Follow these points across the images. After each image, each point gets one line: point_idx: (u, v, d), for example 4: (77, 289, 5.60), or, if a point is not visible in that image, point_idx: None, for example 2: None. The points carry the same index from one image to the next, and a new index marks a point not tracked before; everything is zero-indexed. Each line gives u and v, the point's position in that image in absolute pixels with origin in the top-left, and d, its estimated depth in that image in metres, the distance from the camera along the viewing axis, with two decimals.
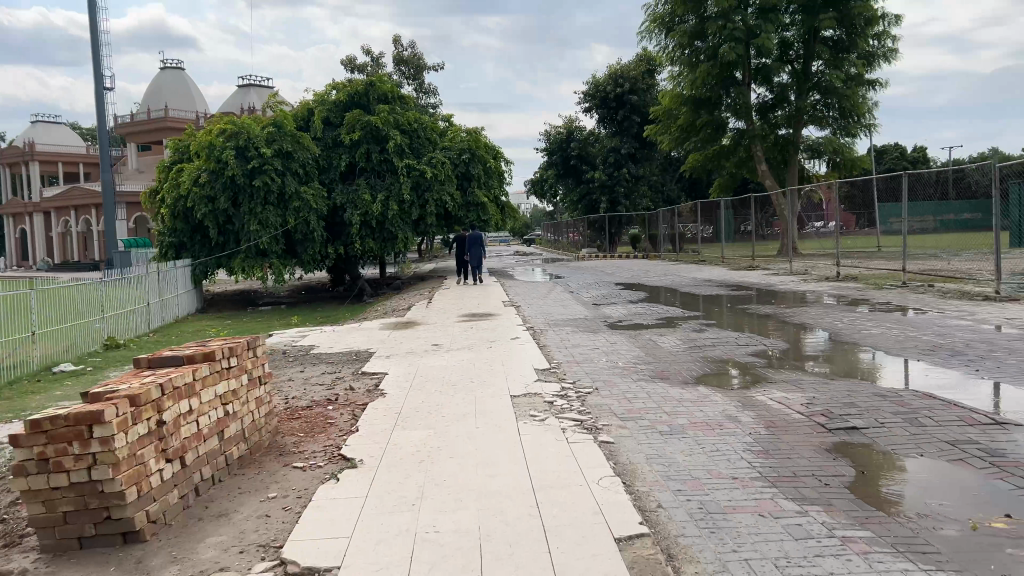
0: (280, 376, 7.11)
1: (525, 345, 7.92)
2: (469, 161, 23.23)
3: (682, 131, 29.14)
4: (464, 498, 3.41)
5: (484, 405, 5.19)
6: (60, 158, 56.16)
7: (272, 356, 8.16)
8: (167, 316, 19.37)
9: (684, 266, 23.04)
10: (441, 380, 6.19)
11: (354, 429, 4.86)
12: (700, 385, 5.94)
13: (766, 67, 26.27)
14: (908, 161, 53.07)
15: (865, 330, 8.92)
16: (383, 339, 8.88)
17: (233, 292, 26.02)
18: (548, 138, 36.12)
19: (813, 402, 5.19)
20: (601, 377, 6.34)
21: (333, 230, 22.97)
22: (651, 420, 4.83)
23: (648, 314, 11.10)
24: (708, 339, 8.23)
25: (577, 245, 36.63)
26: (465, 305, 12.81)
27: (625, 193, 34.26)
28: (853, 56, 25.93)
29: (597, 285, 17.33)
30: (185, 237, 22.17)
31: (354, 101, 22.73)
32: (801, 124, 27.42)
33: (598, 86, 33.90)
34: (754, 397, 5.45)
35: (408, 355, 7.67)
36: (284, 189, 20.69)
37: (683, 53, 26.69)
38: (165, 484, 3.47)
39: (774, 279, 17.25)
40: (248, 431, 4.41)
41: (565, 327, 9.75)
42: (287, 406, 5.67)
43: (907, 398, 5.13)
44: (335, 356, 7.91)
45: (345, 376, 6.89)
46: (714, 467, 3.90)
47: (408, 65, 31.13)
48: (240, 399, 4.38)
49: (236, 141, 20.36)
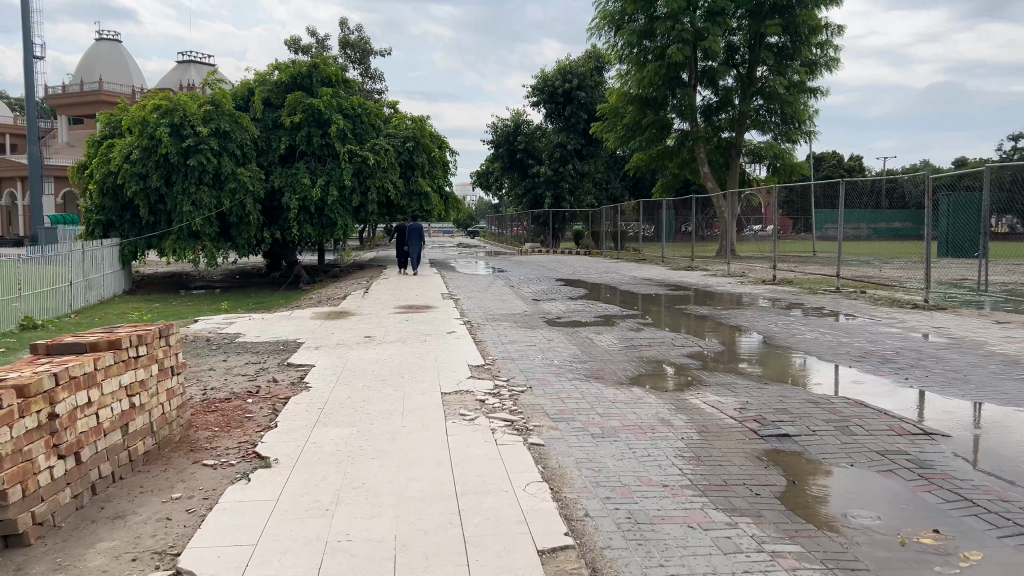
0: (201, 365, 6.79)
1: (459, 340, 7.74)
2: (413, 149, 22.89)
3: (628, 129, 29.26)
4: (382, 503, 3.23)
5: (412, 402, 5.00)
6: None
7: (196, 343, 7.80)
8: (91, 297, 18.57)
9: (625, 264, 23.10)
10: (370, 374, 5.98)
11: (273, 425, 4.62)
12: (634, 386, 5.84)
13: (712, 69, 26.55)
14: (845, 169, 54.44)
15: (799, 334, 9.00)
16: (314, 329, 8.59)
17: (164, 274, 25.16)
18: (494, 130, 35.90)
19: (747, 406, 5.13)
20: (536, 375, 6.20)
21: (270, 214, 22.38)
22: (583, 421, 4.71)
23: (587, 311, 11.02)
24: (645, 339, 8.16)
25: (520, 239, 36.56)
26: (401, 296, 12.55)
27: (570, 189, 34.31)
28: (796, 64, 26.38)
29: (537, 281, 17.24)
30: (114, 215, 21.31)
31: (297, 83, 22.18)
32: (744, 128, 27.80)
33: (547, 81, 33.82)
34: (688, 399, 5.38)
35: (337, 347, 7.42)
36: (220, 170, 20.06)
37: (632, 52, 26.78)
38: (56, 483, 3.19)
39: (712, 280, 17.41)
40: (156, 425, 4.14)
41: (502, 322, 9.60)
42: (204, 398, 5.38)
43: (839, 405, 5.12)
44: (261, 346, 7.60)
45: (269, 367, 6.61)
46: (644, 473, 3.79)
47: (354, 49, 30.56)
48: (150, 390, 4.11)
49: (171, 118, 19.67)
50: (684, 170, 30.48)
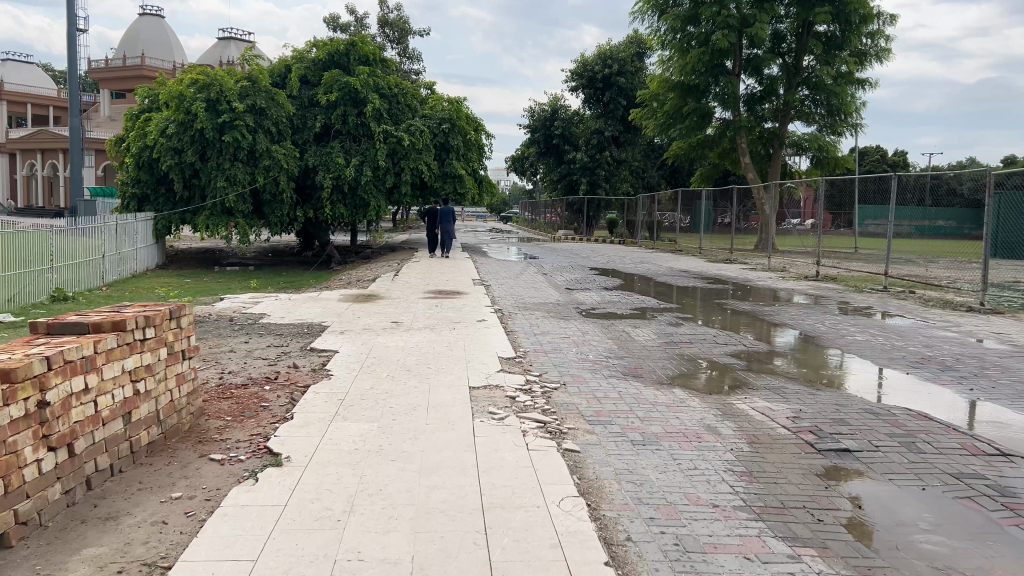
0: (220, 346, 6.54)
1: (490, 329, 7.39)
2: (448, 131, 22.51)
3: (668, 117, 28.61)
4: (400, 516, 2.90)
5: (437, 397, 4.67)
6: (28, 99, 54.26)
7: (218, 323, 7.54)
8: (123, 271, 18.53)
9: (661, 255, 22.58)
10: (394, 363, 5.65)
11: (288, 417, 4.31)
12: (676, 387, 5.45)
13: (758, 57, 25.82)
14: (888, 165, 53.13)
15: (848, 335, 8.52)
16: (340, 312, 8.29)
17: (197, 250, 25.12)
18: (531, 115, 35.38)
19: (799, 416, 4.73)
20: (570, 370, 5.83)
21: (304, 193, 22.21)
22: (622, 426, 4.35)
23: (622, 303, 10.60)
24: (685, 335, 7.74)
25: (555, 226, 36.13)
26: (431, 281, 12.23)
27: (606, 176, 33.74)
28: (845, 54, 25.52)
29: (571, 269, 16.85)
30: (149, 189, 21.27)
31: (334, 60, 21.89)
32: (787, 118, 27.05)
33: (586, 66, 33.20)
34: (736, 405, 4.99)
35: (363, 332, 7.11)
36: (255, 146, 19.90)
37: (675, 37, 26.13)
38: (44, 478, 2.90)
39: (752, 274, 16.87)
40: (163, 413, 3.85)
41: (535, 312, 9.24)
42: (219, 383, 5.09)
43: (902, 418, 4.70)
44: (285, 328, 7.32)
45: (291, 351, 6.32)
46: (692, 489, 3.43)
47: (393, 28, 30.23)
48: (157, 376, 3.81)
49: (208, 93, 19.55)
50: (724, 160, 29.78)
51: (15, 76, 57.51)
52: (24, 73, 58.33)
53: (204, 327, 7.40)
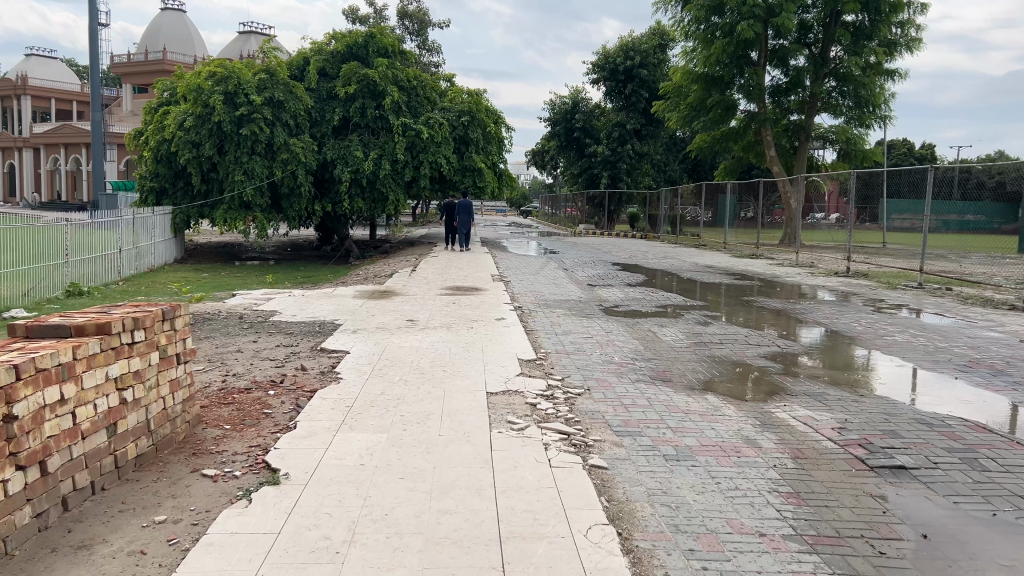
0: (227, 347, 6.24)
1: (510, 328, 7.04)
2: (467, 124, 22.13)
3: (691, 109, 28.08)
4: (407, 548, 2.56)
5: (452, 404, 4.34)
6: (52, 94, 54.57)
7: (227, 322, 7.25)
8: (141, 266, 18.34)
9: (684, 250, 22.13)
10: (408, 365, 5.32)
11: (292, 426, 4.00)
12: (710, 394, 5.08)
13: (783, 48, 25.26)
14: (915, 158, 52.09)
15: (887, 335, 8.09)
16: (354, 310, 7.97)
17: (216, 244, 24.99)
18: (552, 108, 34.93)
19: (846, 427, 4.35)
20: (594, 374, 5.47)
21: (322, 187, 21.96)
22: (653, 438, 3.99)
23: (646, 300, 10.22)
24: (715, 336, 7.35)
25: (575, 221, 35.70)
26: (449, 276, 11.91)
27: (628, 169, 33.24)
28: (874, 44, 24.87)
29: (593, 264, 16.46)
30: (168, 183, 21.11)
31: (352, 53, 21.59)
32: (814, 110, 26.47)
33: (608, 58, 32.72)
34: (775, 416, 4.62)
35: (377, 331, 6.79)
36: (273, 139, 19.67)
37: (699, 28, 25.63)
38: (12, 501, 2.60)
39: (779, 270, 16.39)
40: (154, 424, 3.54)
41: (557, 310, 8.89)
42: (221, 387, 4.78)
43: (959, 430, 4.31)
44: (296, 327, 7.01)
45: (300, 352, 6.01)
46: (734, 514, 3.07)
47: (412, 20, 29.92)
48: (147, 383, 3.50)
49: (226, 86, 19.34)
50: (749, 154, 29.21)
51: (38, 70, 57.81)
52: (47, 68, 58.71)
53: (214, 325, 7.10)
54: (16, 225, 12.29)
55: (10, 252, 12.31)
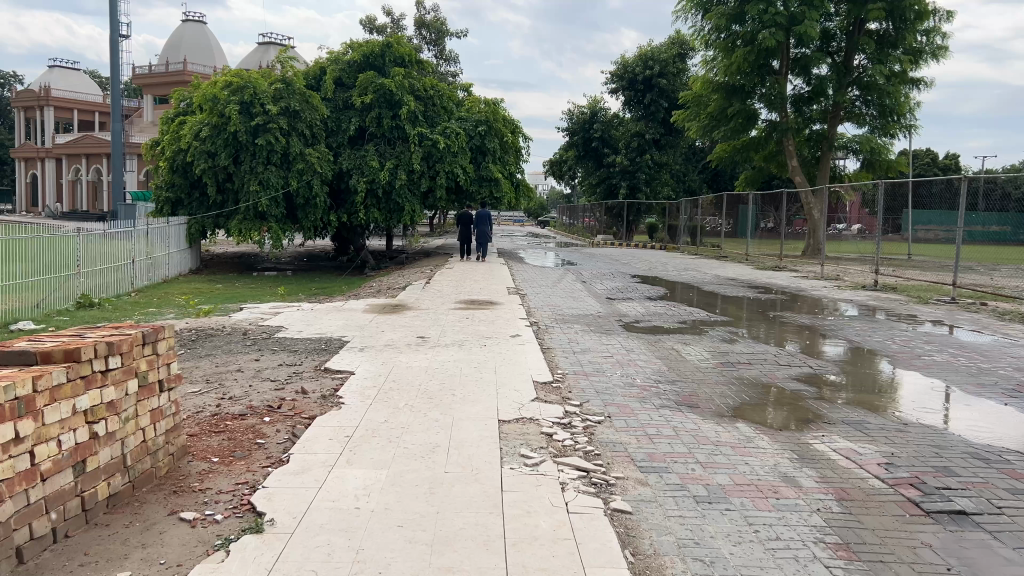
0: (226, 367, 5.92)
1: (526, 346, 6.69)
2: (484, 133, 21.84)
3: (711, 119, 27.68)
4: None
5: (460, 436, 3.98)
6: (75, 105, 55.03)
7: (230, 338, 6.94)
8: (154, 277, 18.14)
9: (703, 261, 21.71)
10: (415, 388, 4.97)
11: (285, 459, 3.66)
12: (741, 423, 4.70)
13: (806, 57, 24.81)
14: (939, 168, 51.27)
15: (925, 354, 7.65)
16: (363, 326, 7.65)
17: (232, 255, 24.84)
18: (570, 118, 34.65)
19: (894, 462, 3.96)
20: (614, 398, 5.10)
21: (338, 198, 21.75)
22: (682, 476, 3.62)
23: (667, 315, 9.83)
24: (741, 355, 6.95)
25: (593, 231, 35.30)
26: (464, 289, 11.58)
27: (647, 180, 32.84)
28: (899, 52, 24.37)
29: (611, 276, 16.07)
30: (183, 193, 20.96)
31: (369, 62, 21.41)
32: (836, 119, 26.00)
33: (627, 67, 32.43)
34: (814, 449, 4.23)
35: (385, 349, 6.46)
36: (289, 149, 19.48)
37: (719, 37, 25.29)
38: None
39: (804, 283, 15.91)
40: (131, 459, 3.22)
41: (575, 325, 8.52)
42: (213, 414, 4.46)
43: (1019, 467, 3.90)
44: (301, 344, 6.69)
45: (303, 372, 5.68)
46: (777, 570, 2.70)
47: (429, 30, 29.75)
48: (124, 413, 3.18)
49: (242, 95, 19.19)
50: (769, 163, 28.76)
51: (61, 81, 58.32)
52: (70, 78, 59.23)
53: (215, 342, 6.79)
54: (26, 235, 12.06)
55: (21, 264, 12.14)
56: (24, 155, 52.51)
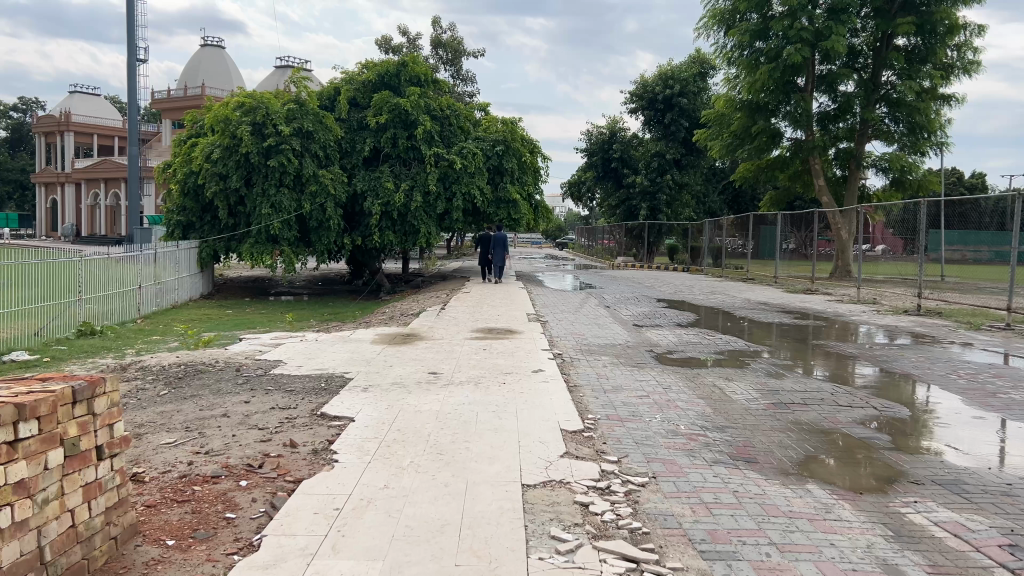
0: (210, 413, 5.19)
1: (549, 385, 5.93)
2: (502, 153, 21.16)
3: (735, 137, 26.92)
4: None
5: (475, 511, 3.23)
6: (95, 130, 55.12)
7: (221, 376, 6.22)
8: (162, 302, 17.49)
9: (730, 284, 20.84)
10: (422, 441, 4.22)
11: (256, 544, 2.94)
12: (815, 488, 3.92)
13: (832, 73, 23.98)
14: (966, 188, 50.06)
15: (998, 391, 6.80)
16: (370, 359, 6.91)
17: (245, 279, 24.28)
18: (589, 138, 34.04)
19: (1017, 545, 3.17)
20: (657, 452, 4.32)
21: (353, 220, 21.17)
22: (758, 567, 2.86)
23: (702, 345, 9.03)
24: (794, 393, 6.18)
25: (613, 253, 34.49)
26: (481, 315, 10.86)
27: (667, 201, 32.07)
28: (929, 68, 23.54)
29: (636, 301, 15.26)
30: (194, 216, 20.43)
31: (384, 81, 20.85)
32: (864, 138, 25.15)
33: (647, 87, 31.83)
34: (913, 523, 3.44)
35: (392, 388, 5.71)
36: (301, 171, 18.91)
37: (743, 54, 24.60)
38: None
39: (841, 308, 15.03)
40: (52, 552, 2.51)
41: (603, 358, 7.74)
42: (180, 476, 3.74)
43: None
44: (298, 383, 5.96)
45: (297, 418, 4.95)
46: None
47: (446, 49, 29.29)
48: (40, 494, 2.47)
49: (254, 116, 18.71)
50: (795, 183, 27.95)
51: (81, 106, 58.48)
52: (90, 102, 59.49)
53: (204, 381, 6.07)
54: (23, 261, 11.45)
55: (21, 290, 11.55)
56: (44, 180, 52.59)
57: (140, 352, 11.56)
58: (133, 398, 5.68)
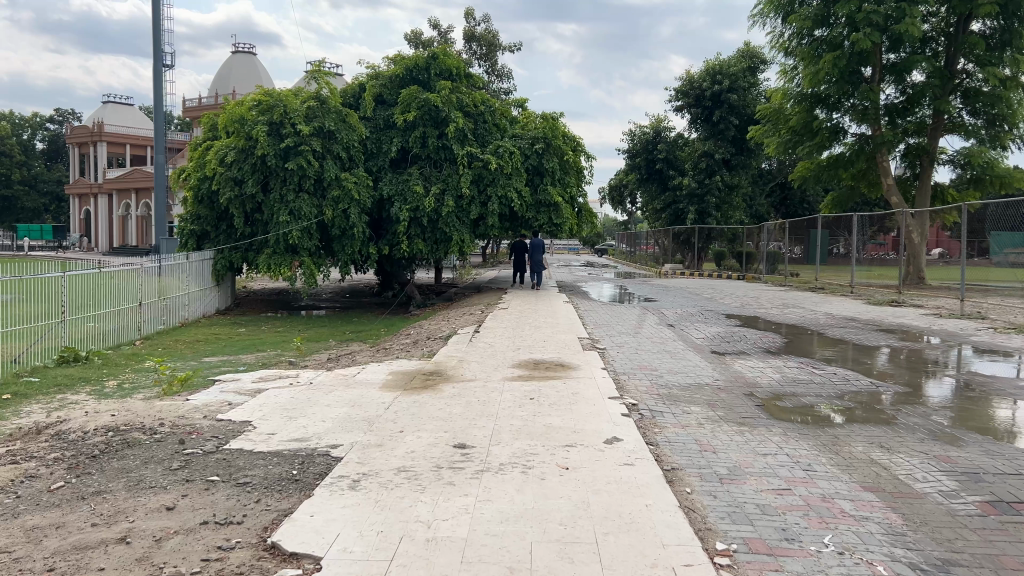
0: (93, 539, 3.20)
1: (634, 470, 3.90)
2: (542, 152, 18.93)
3: (794, 134, 24.50)
4: None
5: None
6: (128, 140, 54.22)
7: (152, 456, 4.26)
8: (168, 321, 15.64)
9: (797, 295, 18.53)
10: None
11: None
12: None
13: (902, 60, 21.41)
14: None
15: None
16: (372, 421, 4.91)
17: (268, 292, 22.62)
18: (631, 138, 31.68)
19: None
20: None
21: (380, 229, 19.28)
22: None
23: (815, 386, 6.87)
24: (1008, 481, 4.04)
25: (658, 259, 32.24)
26: (522, 342, 8.80)
27: (717, 204, 29.63)
28: (1014, 52, 20.84)
29: (702, 318, 13.05)
30: (208, 225, 18.68)
31: (412, 76, 18.87)
32: (937, 132, 22.52)
33: (693, 82, 29.51)
34: None
35: (398, 481, 3.70)
36: (322, 174, 17.09)
37: (803, 44, 22.19)
38: None
39: (945, 325, 12.63)
40: None
41: (695, 409, 5.66)
42: None
43: None
44: (260, 468, 3.99)
45: (228, 558, 2.96)
46: None
47: (479, 42, 27.43)
48: None
49: (270, 115, 16.95)
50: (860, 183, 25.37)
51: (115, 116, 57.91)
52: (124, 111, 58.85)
53: (126, 465, 4.13)
54: (27, 275, 10.22)
55: (28, 304, 10.43)
56: (78, 191, 51.92)
57: (123, 386, 9.73)
58: (8, 497, 3.75)
